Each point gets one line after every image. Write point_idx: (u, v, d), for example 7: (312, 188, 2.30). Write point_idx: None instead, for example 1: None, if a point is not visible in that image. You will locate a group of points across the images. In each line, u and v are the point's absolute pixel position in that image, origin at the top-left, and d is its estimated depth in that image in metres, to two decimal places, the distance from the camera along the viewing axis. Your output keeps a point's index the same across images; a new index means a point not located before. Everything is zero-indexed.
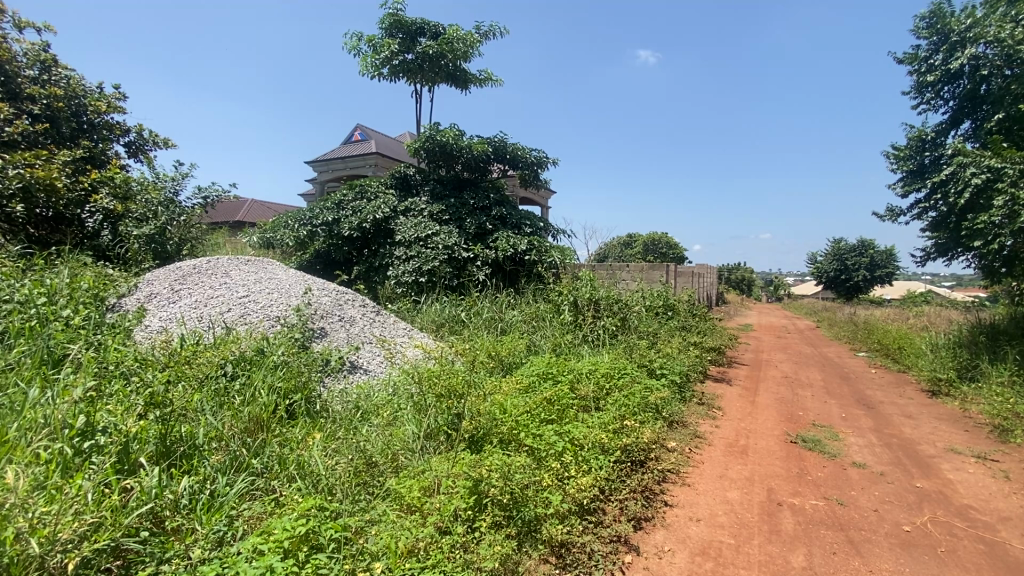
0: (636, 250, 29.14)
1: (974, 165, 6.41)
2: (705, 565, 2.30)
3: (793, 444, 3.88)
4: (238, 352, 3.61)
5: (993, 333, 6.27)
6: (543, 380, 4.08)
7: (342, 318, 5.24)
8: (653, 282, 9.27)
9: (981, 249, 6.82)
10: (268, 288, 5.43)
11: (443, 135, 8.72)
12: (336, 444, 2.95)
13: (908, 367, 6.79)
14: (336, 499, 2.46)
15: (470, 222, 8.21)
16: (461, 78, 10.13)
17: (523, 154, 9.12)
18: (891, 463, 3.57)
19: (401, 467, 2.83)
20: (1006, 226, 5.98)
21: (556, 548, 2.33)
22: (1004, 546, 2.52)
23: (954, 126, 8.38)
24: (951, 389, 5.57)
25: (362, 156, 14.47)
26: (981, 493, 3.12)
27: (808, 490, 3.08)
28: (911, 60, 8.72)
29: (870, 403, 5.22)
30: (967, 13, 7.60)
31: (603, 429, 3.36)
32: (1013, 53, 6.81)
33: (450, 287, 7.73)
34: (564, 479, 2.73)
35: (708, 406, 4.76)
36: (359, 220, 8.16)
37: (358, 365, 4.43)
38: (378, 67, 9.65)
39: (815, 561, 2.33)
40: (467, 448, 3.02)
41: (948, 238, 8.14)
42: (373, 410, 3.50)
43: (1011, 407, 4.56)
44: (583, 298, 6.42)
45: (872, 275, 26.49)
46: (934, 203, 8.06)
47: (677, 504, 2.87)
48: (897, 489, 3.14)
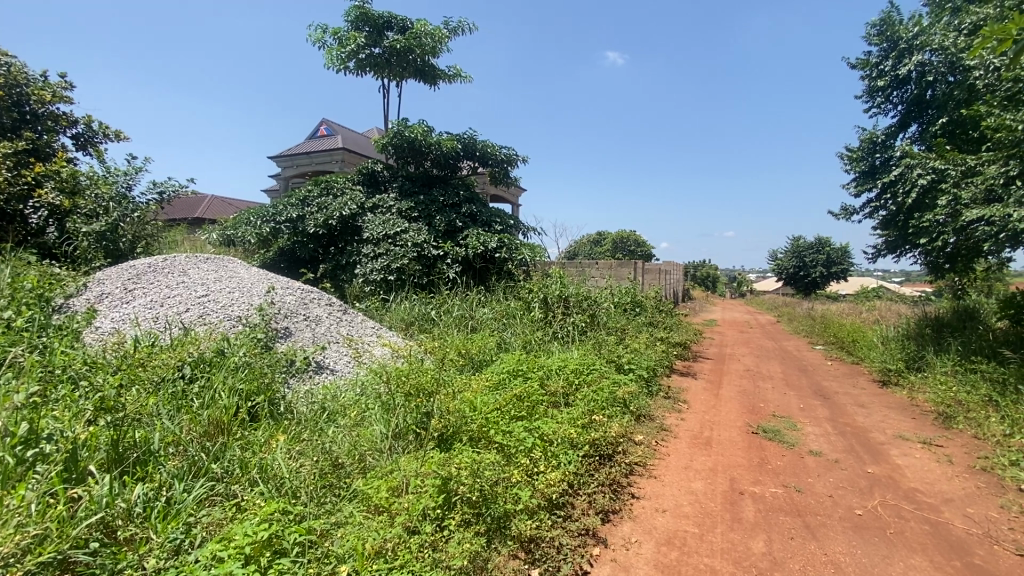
0: (604, 248, 29.47)
1: (921, 167, 6.77)
2: (670, 554, 2.36)
3: (754, 435, 4.01)
4: (196, 353, 3.48)
5: (938, 326, 6.65)
6: (512, 377, 4.07)
7: (307, 318, 5.11)
8: (622, 279, 9.40)
9: (927, 246, 7.26)
10: (229, 287, 5.25)
11: (412, 131, 8.61)
12: (302, 446, 2.87)
13: (861, 359, 7.12)
14: (301, 502, 2.40)
15: (440, 220, 8.15)
16: (430, 73, 10.02)
17: (493, 151, 9.09)
18: (845, 451, 3.74)
19: (369, 468, 2.78)
20: (949, 224, 6.32)
21: (525, 543, 2.33)
22: (946, 526, 2.67)
23: (902, 130, 8.79)
24: (899, 379, 5.85)
25: (329, 151, 14.08)
26: (927, 477, 3.30)
27: (768, 479, 3.19)
28: (863, 65, 9.09)
29: (825, 394, 5.45)
30: (914, 21, 8.00)
31: (572, 424, 3.40)
32: (956, 60, 7.22)
33: (420, 285, 7.62)
34: (534, 475, 2.75)
35: (674, 399, 4.88)
36: (325, 217, 8.01)
37: (324, 365, 4.33)
38: (345, 61, 9.41)
39: (774, 546, 2.42)
40: (437, 447, 2.98)
41: (896, 236, 8.55)
42: (340, 411, 3.44)
43: (954, 394, 4.83)
44: (552, 295, 6.49)
45: (829, 272, 27.54)
46: (883, 203, 8.44)
47: (644, 496, 2.93)
48: (851, 475, 3.29)
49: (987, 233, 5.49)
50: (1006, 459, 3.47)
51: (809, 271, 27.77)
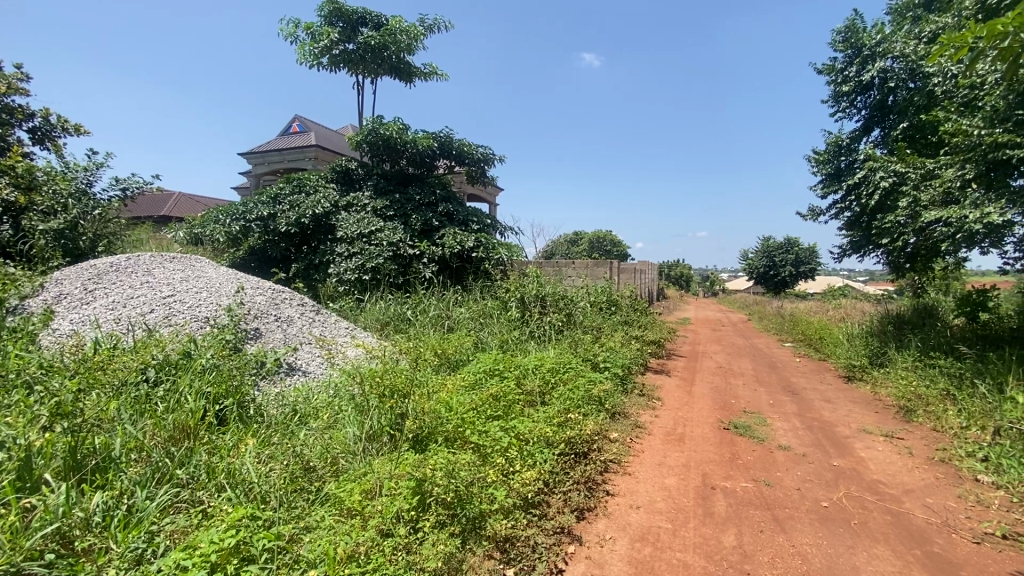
0: (581, 247, 29.64)
1: (882, 170, 7.02)
2: (644, 550, 2.38)
3: (725, 431, 4.10)
4: (160, 356, 3.36)
5: (899, 323, 6.91)
6: (489, 377, 4.05)
7: (278, 319, 5.01)
8: (598, 279, 9.49)
9: (888, 247, 7.53)
10: (196, 287, 5.10)
11: (387, 129, 8.51)
12: (272, 450, 2.80)
13: (827, 356, 7.35)
14: (270, 507, 2.33)
15: (416, 219, 8.07)
16: (405, 70, 9.91)
17: (470, 150, 9.05)
18: (812, 444, 3.85)
19: (341, 471, 2.73)
20: (909, 225, 6.55)
21: (500, 543, 2.32)
22: (907, 516, 2.77)
23: (866, 134, 9.10)
24: (863, 375, 6.06)
25: (301, 148, 13.79)
26: (889, 469, 3.43)
27: (739, 474, 3.26)
28: (829, 71, 9.37)
29: (794, 390, 5.61)
30: (877, 29, 8.27)
31: (548, 423, 3.41)
32: (916, 67, 7.49)
33: (395, 285, 7.53)
34: (509, 475, 2.74)
35: (648, 397, 4.94)
36: (298, 215, 7.85)
37: (296, 366, 4.25)
38: (318, 56, 9.24)
39: (744, 539, 2.47)
40: (412, 448, 2.95)
41: (861, 236, 8.83)
42: (312, 413, 3.37)
43: (914, 388, 5.02)
44: (529, 295, 6.51)
45: (798, 271, 28.34)
46: (848, 204, 8.72)
47: (619, 493, 2.96)
48: (818, 468, 3.39)
49: (945, 233, 5.72)
50: (962, 450, 3.62)
51: (779, 270, 28.50)
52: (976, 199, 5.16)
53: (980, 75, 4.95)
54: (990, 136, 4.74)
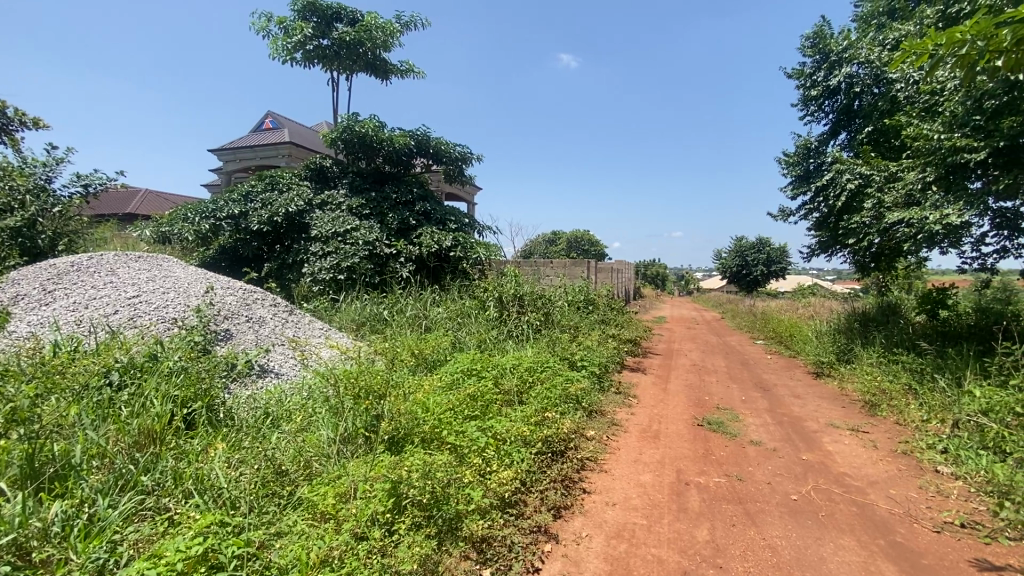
0: (558, 246, 29.79)
1: (849, 172, 7.23)
2: (620, 546, 2.41)
3: (699, 427, 4.17)
4: (124, 359, 3.24)
5: (865, 321, 7.16)
6: (466, 377, 4.03)
7: (250, 319, 4.89)
8: (575, 278, 9.54)
9: (854, 246, 7.77)
10: (162, 287, 4.94)
11: (362, 126, 8.39)
12: (242, 454, 2.72)
13: (797, 353, 7.56)
14: (240, 513, 2.27)
15: (392, 218, 7.99)
16: (381, 67, 9.78)
17: (447, 149, 9.00)
18: (782, 439, 3.95)
19: (315, 474, 2.68)
20: (873, 226, 6.77)
21: (477, 543, 2.31)
22: (871, 507, 2.87)
23: (833, 137, 9.37)
24: (831, 371, 6.24)
25: (274, 145, 13.49)
26: (855, 461, 3.54)
27: (712, 469, 3.32)
28: (799, 75, 9.61)
29: (765, 386, 5.75)
30: (843, 35, 8.52)
31: (525, 422, 3.42)
32: (880, 73, 7.74)
33: (371, 284, 7.42)
34: (486, 475, 2.73)
35: (624, 395, 5.00)
36: (270, 213, 7.68)
37: (268, 368, 4.15)
38: (291, 51, 9.04)
39: (717, 534, 2.51)
40: (388, 450, 2.91)
41: (828, 237, 9.08)
42: (285, 416, 3.30)
43: (879, 383, 5.20)
44: (507, 294, 6.51)
45: (769, 270, 29.01)
46: (816, 205, 8.96)
47: (595, 491, 2.98)
48: (787, 462, 3.48)
49: (907, 234, 5.93)
50: (923, 443, 3.76)
51: (751, 269, 29.15)
52: (936, 201, 5.36)
53: (940, 82, 5.15)
54: (949, 140, 4.93)
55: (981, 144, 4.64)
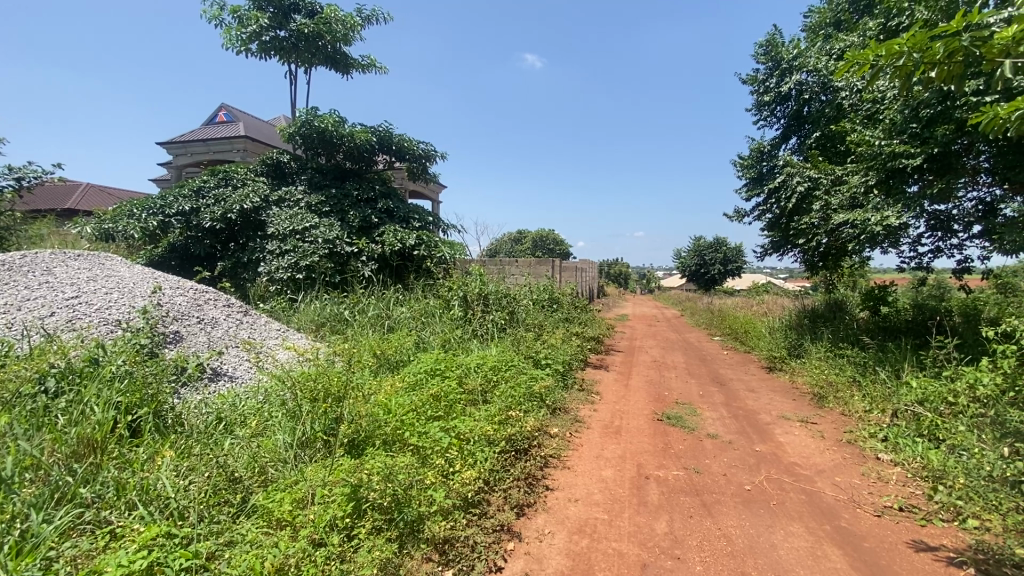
0: (523, 245, 29.98)
1: (799, 175, 7.53)
2: (582, 541, 2.44)
3: (659, 422, 4.27)
4: (61, 364, 3.04)
5: (814, 317, 7.51)
6: (430, 377, 3.98)
7: (201, 321, 4.69)
8: (540, 277, 9.59)
9: (804, 246, 8.13)
10: (105, 288, 4.67)
11: (321, 121, 8.17)
12: (192, 461, 2.60)
13: (751, 348, 7.87)
14: (189, 523, 2.17)
15: (354, 215, 7.81)
16: (342, 61, 9.55)
17: (410, 146, 8.88)
18: (737, 432, 4.10)
19: (270, 480, 2.59)
20: (821, 227, 7.08)
21: (439, 544, 2.29)
22: (819, 494, 3.01)
23: (784, 142, 9.76)
24: (783, 365, 6.52)
25: (229, 139, 12.91)
26: (804, 451, 3.71)
27: (671, 462, 3.41)
28: (753, 81, 9.97)
29: (722, 380, 5.96)
30: (794, 44, 8.88)
31: (489, 421, 3.41)
32: (827, 81, 8.10)
33: (332, 283, 7.22)
34: (449, 475, 2.71)
35: (587, 392, 5.07)
36: (224, 210, 7.38)
37: (221, 372, 3.99)
38: (245, 42, 8.70)
39: (675, 525, 2.58)
40: (348, 453, 2.85)
41: (780, 237, 9.46)
42: (239, 420, 3.17)
43: (827, 376, 5.47)
44: (471, 293, 6.48)
45: (726, 268, 30.00)
46: (769, 206, 9.31)
47: (558, 487, 3.00)
48: (741, 454, 3.61)
49: (852, 234, 6.24)
50: (866, 432, 3.98)
51: (709, 268, 30.12)
52: (877, 203, 5.67)
53: (880, 91, 5.47)
54: (889, 146, 5.24)
55: (917, 150, 4.94)
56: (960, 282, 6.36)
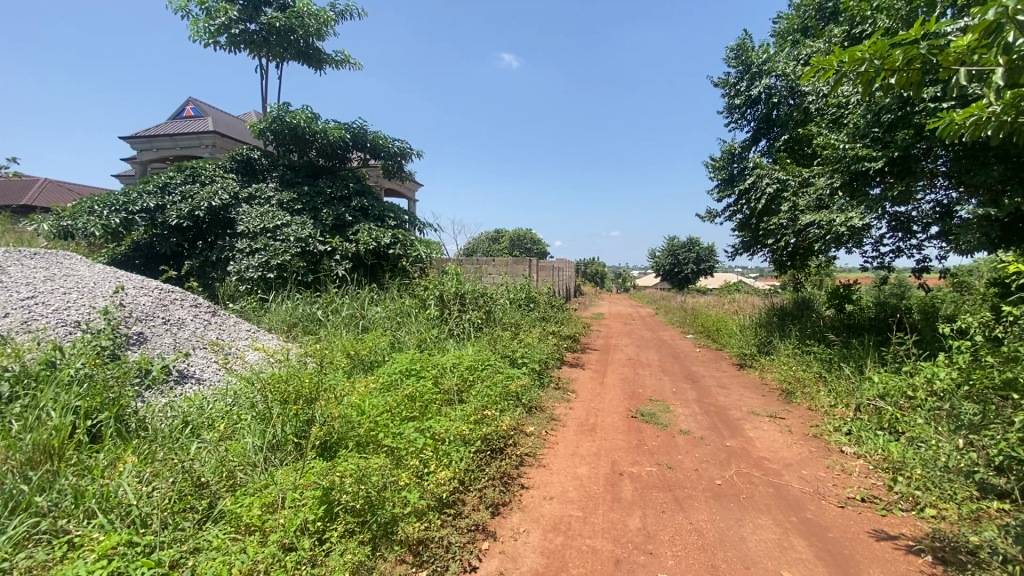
0: (500, 245, 30.02)
1: (768, 177, 7.71)
2: (556, 539, 2.45)
3: (633, 419, 4.33)
4: (15, 368, 2.90)
5: (783, 315, 7.73)
6: (405, 377, 3.94)
7: (167, 321, 4.54)
8: (517, 276, 9.60)
9: (774, 246, 8.34)
10: (63, 288, 4.48)
11: (293, 117, 8.00)
12: (156, 467, 2.52)
13: (723, 345, 8.04)
14: (152, 531, 2.10)
15: (327, 214, 7.69)
16: (314, 57, 9.37)
17: (385, 143, 8.79)
18: (708, 427, 4.19)
19: (239, 485, 2.52)
20: (789, 227, 7.27)
21: (413, 546, 2.27)
22: (786, 487, 3.10)
23: (754, 144, 10.00)
24: (753, 362, 6.69)
25: (197, 134, 12.50)
26: (772, 445, 3.82)
27: (645, 459, 3.46)
28: (724, 85, 10.17)
29: (694, 377, 6.08)
30: (763, 49, 9.09)
31: (465, 421, 3.40)
32: (795, 85, 8.32)
33: (304, 283, 7.08)
34: (423, 476, 2.69)
35: (563, 390, 5.10)
36: (191, 207, 7.16)
37: (188, 374, 3.87)
38: (214, 35, 8.44)
39: (648, 521, 2.62)
40: (320, 455, 2.80)
41: (750, 237, 9.68)
42: (207, 424, 3.08)
43: (795, 372, 5.64)
44: (448, 292, 6.45)
45: (699, 268, 30.59)
46: (739, 207, 9.51)
47: (533, 485, 3.01)
48: (713, 449, 3.69)
49: (818, 234, 6.43)
50: (831, 426, 4.11)
51: (682, 268, 30.67)
52: (842, 205, 5.86)
53: (844, 96, 5.66)
54: (853, 150, 5.43)
55: (879, 153, 5.12)
56: (919, 281, 6.64)
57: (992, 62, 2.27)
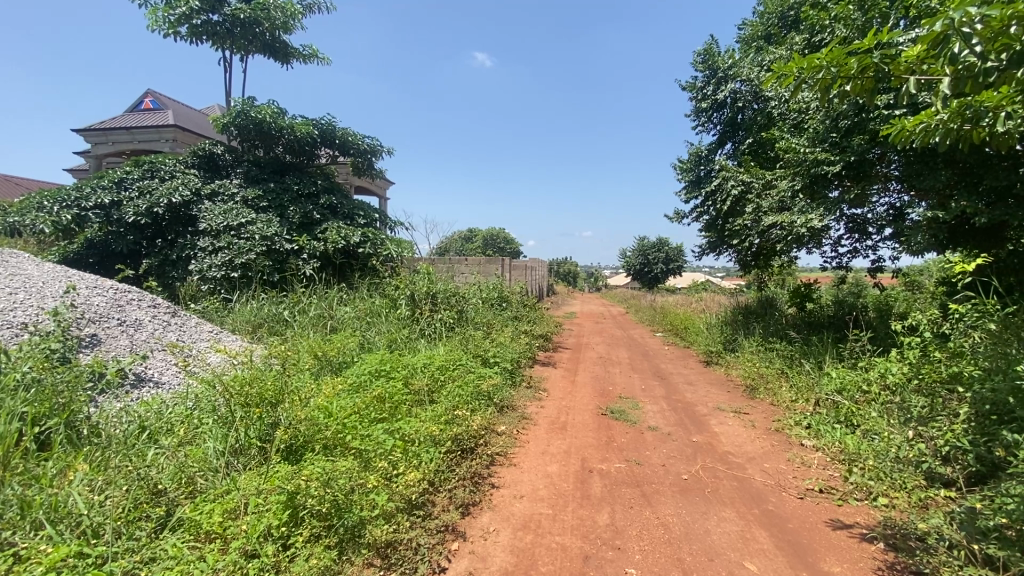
0: (473, 244, 29.95)
1: (733, 179, 7.92)
2: (526, 537, 2.47)
3: (603, 416, 4.39)
4: None
5: (747, 313, 7.96)
6: (374, 378, 3.89)
7: (123, 323, 4.36)
8: (490, 275, 9.60)
9: (739, 247, 8.57)
10: (8, 287, 4.24)
11: (259, 112, 7.78)
12: (110, 474, 2.41)
13: (691, 343, 8.23)
14: (104, 541, 2.01)
15: (294, 211, 7.52)
16: (281, 50, 9.14)
17: (355, 140, 8.65)
18: (676, 423, 4.28)
19: (199, 491, 2.44)
20: (753, 228, 7.47)
21: (381, 549, 2.24)
22: (749, 480, 3.19)
23: (720, 146, 10.25)
24: (719, 359, 6.88)
25: (156, 128, 12.02)
26: (737, 440, 3.93)
27: (613, 455, 3.51)
28: (692, 88, 10.39)
29: (662, 374, 6.21)
30: (729, 54, 9.33)
31: (435, 421, 3.38)
32: (758, 90, 8.57)
33: (270, 282, 6.89)
34: (392, 478, 2.66)
35: (535, 388, 5.13)
36: (149, 203, 6.88)
37: (146, 378, 3.72)
38: (174, 25, 8.12)
39: (616, 516, 2.66)
40: (284, 459, 2.73)
41: (716, 238, 9.92)
42: (165, 429, 2.97)
43: (758, 368, 5.82)
44: (419, 292, 6.40)
45: (668, 267, 31.23)
46: (706, 208, 9.74)
47: (503, 484, 3.02)
48: (680, 444, 3.77)
49: (781, 235, 6.65)
50: (792, 420, 4.26)
51: (652, 267, 31.24)
52: (803, 207, 6.08)
53: (804, 102, 5.87)
54: (813, 154, 5.63)
55: (837, 157, 5.34)
56: (874, 281, 6.94)
57: (938, 72, 2.38)
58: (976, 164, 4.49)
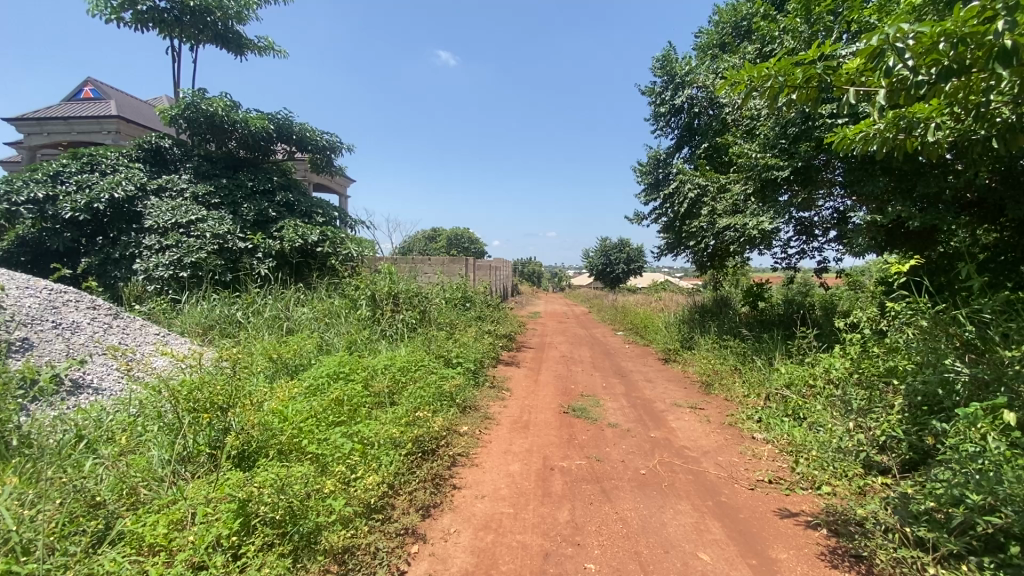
0: (436, 244, 29.68)
1: (689, 182, 8.17)
2: (486, 537, 2.47)
3: (565, 414, 4.45)
4: None
5: (704, 311, 8.22)
6: (333, 380, 3.80)
7: (58, 325, 4.09)
8: (454, 275, 9.53)
9: (696, 248, 8.84)
10: None
11: (210, 104, 7.46)
12: (43, 488, 2.25)
13: (650, 341, 8.44)
14: (34, 558, 1.88)
15: (248, 209, 7.25)
16: (234, 41, 8.80)
17: (313, 136, 8.43)
18: (635, 420, 4.38)
19: (142, 502, 2.32)
20: (709, 230, 7.71)
21: (338, 555, 2.19)
22: (703, 473, 3.30)
23: (678, 151, 10.54)
24: (677, 357, 7.08)
25: (97, 118, 11.33)
26: (692, 435, 4.06)
27: (574, 453, 3.56)
28: (651, 93, 10.63)
29: (623, 372, 6.33)
30: (686, 61, 9.59)
31: (396, 423, 3.34)
32: (714, 96, 8.86)
33: (222, 282, 6.61)
34: (350, 482, 2.60)
35: (498, 388, 5.13)
36: (88, 199, 6.48)
37: (83, 384, 3.50)
38: (117, 10, 7.69)
39: (576, 513, 2.70)
40: (236, 466, 2.63)
41: (674, 239, 10.19)
42: (106, 438, 2.80)
43: (713, 365, 6.02)
44: (380, 292, 6.29)
45: (629, 267, 31.88)
46: (664, 210, 9.99)
47: (465, 485, 3.01)
48: (638, 440, 3.86)
49: (734, 237, 6.90)
50: (744, 415, 4.43)
51: (614, 267, 31.83)
52: (754, 209, 6.33)
53: (755, 109, 6.12)
54: (763, 159, 5.88)
55: (785, 163, 5.60)
56: (821, 280, 7.29)
57: (873, 84, 2.53)
58: (909, 172, 4.79)
